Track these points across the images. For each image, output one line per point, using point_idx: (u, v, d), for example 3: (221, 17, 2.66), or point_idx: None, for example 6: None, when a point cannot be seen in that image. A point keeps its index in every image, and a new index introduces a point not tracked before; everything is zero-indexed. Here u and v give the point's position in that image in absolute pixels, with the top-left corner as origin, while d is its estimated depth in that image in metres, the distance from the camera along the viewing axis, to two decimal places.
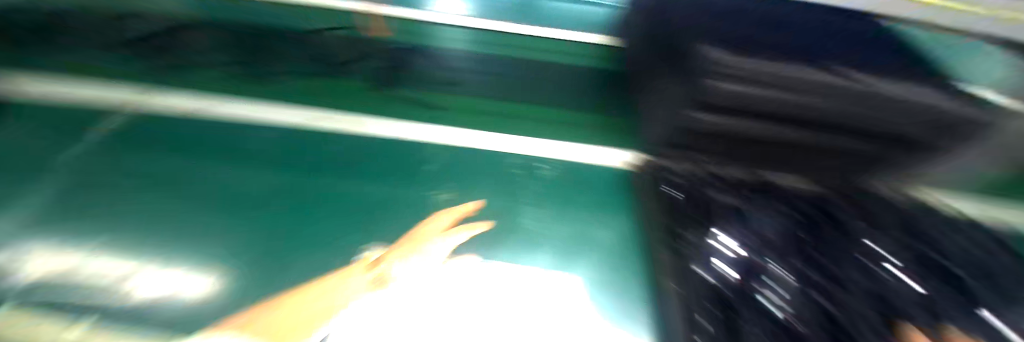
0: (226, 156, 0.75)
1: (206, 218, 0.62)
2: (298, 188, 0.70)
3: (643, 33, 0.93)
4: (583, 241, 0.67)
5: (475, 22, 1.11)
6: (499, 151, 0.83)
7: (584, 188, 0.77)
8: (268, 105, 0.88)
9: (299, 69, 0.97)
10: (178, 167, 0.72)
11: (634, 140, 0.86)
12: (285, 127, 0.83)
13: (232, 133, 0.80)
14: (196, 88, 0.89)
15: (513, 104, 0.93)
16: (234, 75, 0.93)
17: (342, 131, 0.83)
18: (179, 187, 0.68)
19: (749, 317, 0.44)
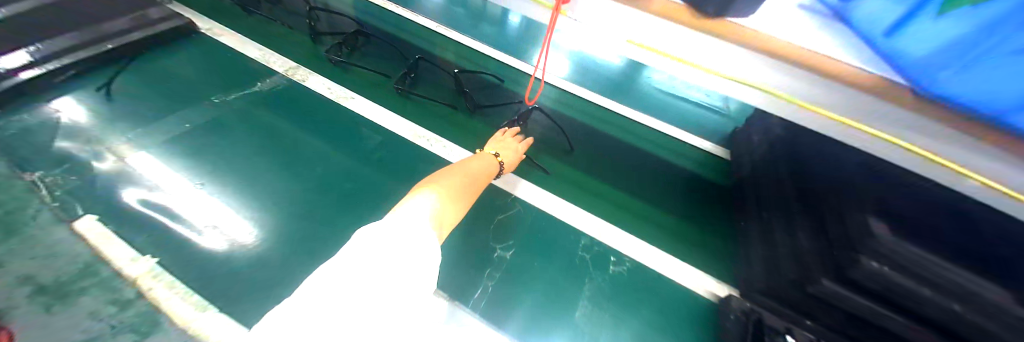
0: (351, 155, 0.89)
1: (315, 207, 0.78)
2: (382, 198, 0.81)
3: (765, 156, 0.86)
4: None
5: (587, 93, 1.14)
6: (574, 227, 0.80)
7: (651, 302, 0.70)
8: (387, 112, 1.00)
9: (440, 98, 1.06)
10: (310, 149, 0.89)
11: (717, 266, 0.78)
12: (393, 136, 0.94)
13: (353, 130, 0.95)
14: (343, 81, 1.07)
15: (601, 184, 0.90)
16: (383, 85, 1.08)
17: (435, 155, 0.91)
18: (305, 168, 0.85)
19: None
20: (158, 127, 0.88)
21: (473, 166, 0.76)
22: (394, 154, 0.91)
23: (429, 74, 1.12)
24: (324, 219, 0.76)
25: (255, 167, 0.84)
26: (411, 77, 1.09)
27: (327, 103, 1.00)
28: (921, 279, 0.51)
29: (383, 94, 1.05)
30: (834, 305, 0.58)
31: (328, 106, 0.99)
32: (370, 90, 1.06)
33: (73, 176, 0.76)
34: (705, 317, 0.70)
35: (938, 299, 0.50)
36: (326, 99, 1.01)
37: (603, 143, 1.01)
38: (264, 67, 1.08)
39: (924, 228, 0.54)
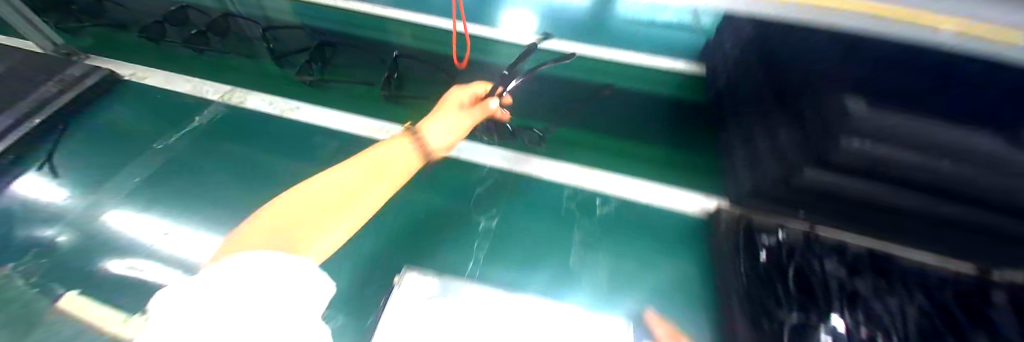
0: (312, 165, 0.85)
1: None
2: None
3: (748, 52, 0.79)
4: (624, 287, 0.63)
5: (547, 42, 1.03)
6: (555, 181, 0.79)
7: (644, 232, 0.70)
8: (345, 112, 0.96)
9: (433, 94, 0.99)
10: (274, 169, 0.85)
11: (705, 181, 0.78)
12: (357, 136, 0.90)
13: (313, 139, 0.90)
14: (293, 93, 1.02)
15: (576, 132, 0.88)
16: (332, 87, 1.02)
17: None
18: (272, 190, 0.81)
19: None
20: (105, 190, 0.81)
21: (389, 154, 0.70)
22: (353, 154, 0.86)
23: (412, 70, 1.04)
24: None
25: (219, 201, 0.79)
26: (396, 78, 1.00)
27: (275, 120, 0.95)
28: (909, 148, 0.47)
29: (335, 96, 1.00)
30: (821, 193, 0.56)
31: (278, 124, 0.94)
32: (321, 96, 1.01)
33: (44, 258, 0.70)
34: (699, 234, 0.70)
35: (925, 162, 0.46)
36: (272, 115, 0.96)
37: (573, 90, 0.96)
38: (198, 99, 1.01)
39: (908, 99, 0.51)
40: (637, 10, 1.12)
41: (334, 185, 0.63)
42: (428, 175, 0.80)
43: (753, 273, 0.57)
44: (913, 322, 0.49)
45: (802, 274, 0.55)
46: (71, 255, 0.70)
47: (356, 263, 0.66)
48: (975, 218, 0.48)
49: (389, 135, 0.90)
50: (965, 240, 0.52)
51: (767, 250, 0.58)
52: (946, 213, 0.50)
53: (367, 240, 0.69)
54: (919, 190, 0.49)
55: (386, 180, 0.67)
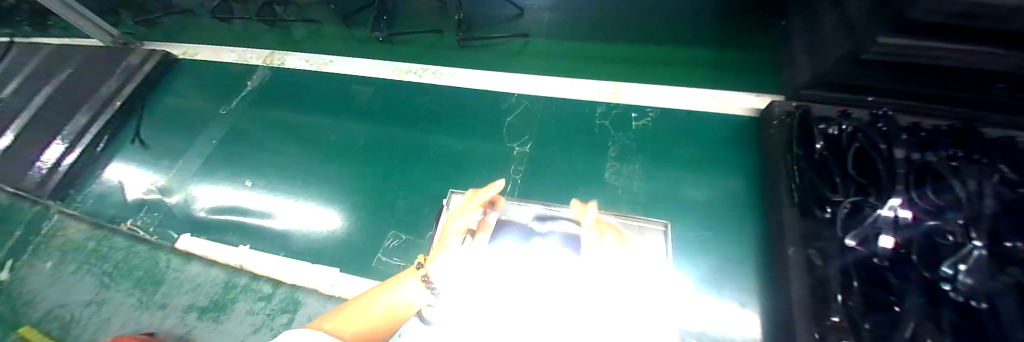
0: (354, 110, 0.90)
1: (343, 165, 0.81)
2: (397, 135, 0.83)
3: None
4: (668, 199, 0.63)
5: None
6: (584, 101, 0.77)
7: (685, 140, 0.70)
8: (374, 60, 0.98)
9: (508, 32, 0.89)
10: (320, 120, 0.91)
11: (749, 84, 0.74)
12: (392, 80, 0.92)
13: (352, 88, 0.95)
14: (325, 48, 1.05)
15: (615, 47, 0.83)
16: (362, 42, 1.01)
17: (427, 83, 0.89)
18: (323, 139, 0.87)
19: (906, 291, 0.42)
20: (187, 156, 0.91)
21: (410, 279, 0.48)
22: (389, 100, 0.89)
23: (480, 9, 0.91)
24: (356, 170, 0.79)
25: (280, 153, 0.87)
26: (465, 20, 0.92)
27: (314, 76, 1.00)
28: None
29: (393, 49, 0.98)
30: (890, 65, 0.51)
31: (314, 80, 0.99)
32: (350, 47, 1.02)
33: (156, 213, 0.81)
34: (745, 134, 0.68)
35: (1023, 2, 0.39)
36: (310, 70, 1.01)
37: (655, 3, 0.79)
38: (246, 65, 1.08)
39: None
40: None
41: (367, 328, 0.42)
42: (463, 109, 0.83)
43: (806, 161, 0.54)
44: (993, 188, 0.44)
45: (864, 160, 0.51)
46: (173, 209, 0.81)
47: (412, 194, 0.72)
48: None
49: (418, 77, 0.91)
50: None
51: (825, 136, 0.55)
52: None
53: (419, 173, 0.75)
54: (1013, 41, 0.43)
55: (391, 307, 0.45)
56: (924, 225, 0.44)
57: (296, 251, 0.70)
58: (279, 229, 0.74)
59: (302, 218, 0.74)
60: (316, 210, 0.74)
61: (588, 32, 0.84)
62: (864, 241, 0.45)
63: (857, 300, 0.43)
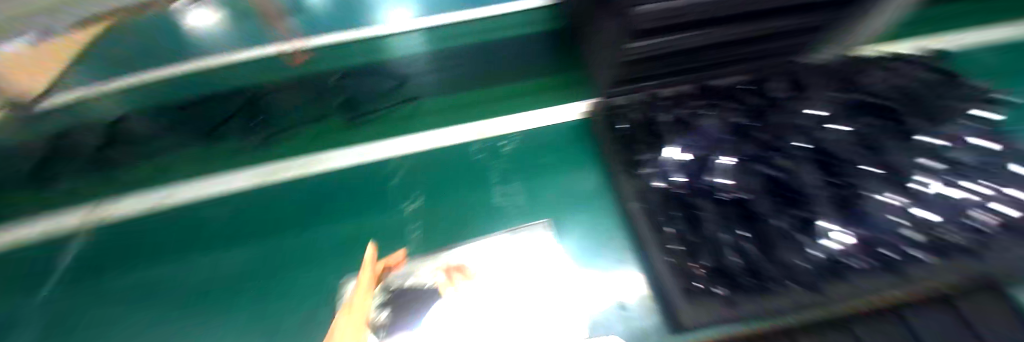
0: (206, 237, 0.77)
1: (207, 308, 0.67)
2: (274, 247, 0.73)
3: None
4: (550, 200, 0.75)
5: (440, 12, 0.94)
6: (458, 144, 0.86)
7: (548, 151, 0.83)
8: (219, 172, 0.85)
9: (395, 99, 0.93)
10: (159, 267, 0.73)
11: (579, 92, 0.93)
12: (249, 187, 0.82)
13: (196, 212, 0.80)
14: (145, 177, 0.85)
15: (480, 92, 0.94)
16: (201, 156, 0.86)
17: (286, 177, 0.82)
18: (168, 288, 0.70)
19: (703, 205, 0.58)
20: None
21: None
22: (250, 212, 0.79)
23: (364, 85, 0.92)
24: (230, 304, 0.67)
25: (99, 334, 0.66)
26: (351, 100, 0.92)
27: (137, 216, 0.80)
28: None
29: (246, 153, 0.87)
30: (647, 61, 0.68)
31: (133, 224, 0.79)
32: (184, 167, 0.85)
33: None
34: (586, 131, 0.85)
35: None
36: (129, 209, 0.81)
37: (515, 48, 0.93)
38: (14, 238, 0.79)
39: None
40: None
41: None
42: (343, 191, 0.79)
43: (620, 140, 0.72)
44: (724, 120, 0.65)
45: (649, 127, 0.70)
46: None
47: (308, 301, 0.65)
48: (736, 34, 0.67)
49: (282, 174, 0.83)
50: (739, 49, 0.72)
51: (625, 118, 0.73)
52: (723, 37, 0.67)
53: (313, 275, 0.69)
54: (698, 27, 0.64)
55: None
56: (694, 156, 0.63)
57: None
58: None
59: None
60: None
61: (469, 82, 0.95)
62: (666, 181, 0.63)
63: (680, 226, 0.58)
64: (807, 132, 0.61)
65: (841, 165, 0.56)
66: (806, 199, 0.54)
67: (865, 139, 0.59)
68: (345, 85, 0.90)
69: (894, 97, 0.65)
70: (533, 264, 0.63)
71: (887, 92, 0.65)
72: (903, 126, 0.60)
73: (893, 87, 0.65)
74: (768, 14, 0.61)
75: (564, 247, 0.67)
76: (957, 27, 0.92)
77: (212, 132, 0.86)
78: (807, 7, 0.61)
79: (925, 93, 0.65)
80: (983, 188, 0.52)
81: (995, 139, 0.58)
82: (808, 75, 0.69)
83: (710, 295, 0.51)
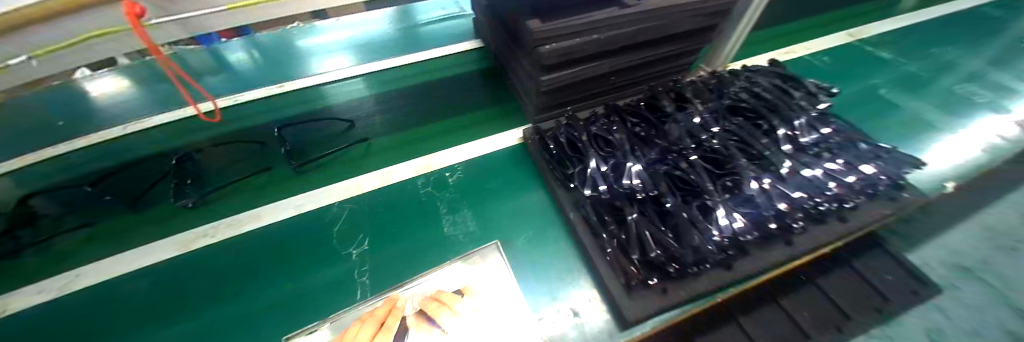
0: (113, 323, 0.67)
1: None
2: (208, 315, 0.67)
3: (492, 22, 1.06)
4: (499, 221, 0.79)
5: (374, 66, 1.18)
6: (405, 181, 0.88)
7: (490, 177, 0.88)
8: (139, 246, 0.77)
9: (345, 142, 0.97)
10: None
11: (514, 121, 1.02)
12: (180, 255, 0.76)
13: (111, 293, 0.71)
14: (46, 264, 0.75)
15: (418, 130, 1.01)
16: (121, 231, 0.79)
17: (223, 239, 0.78)
18: None
19: (626, 206, 0.64)
20: None
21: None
22: (178, 283, 0.72)
23: (305, 136, 0.99)
24: None
25: None
26: (294, 151, 0.95)
27: (17, 319, 0.67)
28: (578, 33, 0.73)
29: (175, 220, 0.81)
30: (560, 88, 0.82)
31: (8, 329, 0.66)
32: (98, 247, 0.77)
33: None
34: (523, 156, 0.92)
35: (585, 40, 0.74)
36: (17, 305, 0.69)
37: (436, 94, 1.11)
38: None
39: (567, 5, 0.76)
40: (408, 38, 1.32)
41: None
42: (286, 244, 0.77)
43: (552, 159, 0.79)
44: (630, 131, 0.76)
45: (573, 143, 0.76)
46: None
47: None
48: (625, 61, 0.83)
49: (213, 237, 0.78)
50: (631, 74, 0.88)
51: (552, 138, 0.80)
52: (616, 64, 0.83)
53: (256, 339, 0.64)
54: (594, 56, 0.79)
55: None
56: (612, 164, 0.70)
57: None
58: None
59: None
60: None
61: (405, 121, 1.03)
62: (593, 188, 0.67)
63: (611, 227, 0.64)
64: (696, 134, 0.73)
65: (722, 156, 0.69)
66: (700, 190, 0.65)
67: (736, 135, 0.73)
68: (286, 136, 0.98)
69: (756, 99, 0.80)
70: (484, 289, 0.68)
71: (747, 95, 0.80)
72: (768, 123, 0.75)
73: (751, 91, 0.82)
74: (636, 48, 0.83)
75: (517, 265, 0.71)
76: (780, 51, 1.22)
77: (134, 203, 0.84)
78: (662, 41, 0.84)
79: (777, 97, 0.79)
80: (816, 170, 0.67)
81: (825, 123, 0.76)
82: (691, 89, 0.84)
83: (645, 289, 0.59)
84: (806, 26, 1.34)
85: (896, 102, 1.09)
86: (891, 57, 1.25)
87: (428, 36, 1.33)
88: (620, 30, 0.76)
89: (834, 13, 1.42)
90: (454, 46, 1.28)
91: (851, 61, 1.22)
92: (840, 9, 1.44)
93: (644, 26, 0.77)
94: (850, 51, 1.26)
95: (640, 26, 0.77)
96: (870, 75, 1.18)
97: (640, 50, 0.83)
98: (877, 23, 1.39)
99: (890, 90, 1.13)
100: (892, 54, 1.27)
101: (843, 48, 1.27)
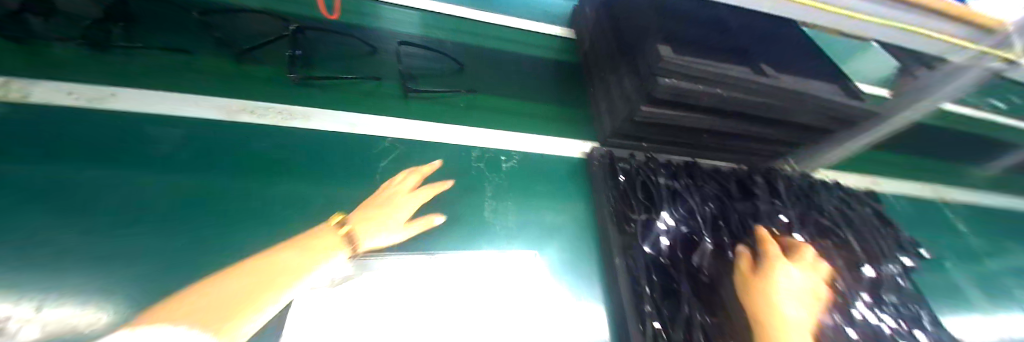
0: (117, 157, 0.62)
1: (94, 237, 0.52)
2: (217, 188, 0.62)
3: (598, 22, 0.99)
4: (537, 227, 0.74)
5: (442, 8, 1.12)
6: (454, 145, 0.83)
7: (539, 180, 0.83)
8: (178, 92, 0.72)
9: (455, 86, 0.95)
10: (46, 171, 0.57)
11: (583, 130, 0.95)
12: (215, 121, 0.71)
13: (131, 124, 0.66)
14: (76, 65, 0.70)
15: (487, 98, 0.95)
16: (166, 67, 0.75)
17: (264, 124, 0.73)
18: (53, 196, 0.55)
19: (682, 279, 0.60)
20: None
21: (293, 262, 0.53)
22: (200, 144, 0.67)
23: (417, 62, 0.97)
24: (124, 240, 0.53)
25: None
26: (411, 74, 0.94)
27: (25, 109, 0.63)
28: (703, 81, 0.66)
29: (223, 81, 0.77)
30: (652, 126, 0.74)
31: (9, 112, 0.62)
32: (135, 72, 0.73)
33: None
34: (577, 173, 0.86)
35: (708, 91, 0.66)
36: (26, 94, 0.64)
37: (509, 69, 1.04)
38: None
39: (702, 48, 0.70)
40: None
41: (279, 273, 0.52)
42: (322, 154, 0.72)
43: (616, 191, 0.72)
44: (707, 201, 0.71)
45: (646, 188, 0.71)
46: None
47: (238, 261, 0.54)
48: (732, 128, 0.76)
49: (256, 117, 0.73)
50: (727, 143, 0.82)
51: (624, 172, 0.75)
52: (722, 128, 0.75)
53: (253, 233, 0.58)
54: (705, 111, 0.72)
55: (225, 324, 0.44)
56: (681, 229, 0.66)
57: None
58: None
59: None
60: None
61: (469, 82, 0.97)
62: (653, 245, 0.63)
63: (657, 292, 0.59)
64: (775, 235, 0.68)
65: None
66: None
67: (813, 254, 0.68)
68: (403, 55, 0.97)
69: (844, 224, 0.75)
70: (500, 287, 0.62)
71: (837, 217, 0.76)
72: (852, 255, 0.69)
73: (841, 215, 0.77)
74: (748, 120, 0.76)
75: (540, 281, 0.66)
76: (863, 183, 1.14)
77: (241, 54, 0.83)
78: (774, 123, 0.77)
79: (870, 232, 0.74)
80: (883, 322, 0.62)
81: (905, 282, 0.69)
82: (783, 185, 0.78)
83: None
84: (893, 168, 1.27)
85: (969, 286, 0.98)
86: (977, 237, 1.15)
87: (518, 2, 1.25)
88: (747, 96, 0.69)
89: (930, 167, 1.32)
90: (545, 29, 1.19)
91: (931, 224, 1.13)
92: (937, 165, 1.34)
93: (771, 102, 0.70)
94: (933, 213, 1.17)
95: (767, 102, 0.70)
96: (948, 245, 1.08)
97: (751, 124, 0.77)
98: (973, 197, 1.28)
99: (965, 271, 1.03)
100: (979, 233, 1.16)
101: (926, 206, 1.18)
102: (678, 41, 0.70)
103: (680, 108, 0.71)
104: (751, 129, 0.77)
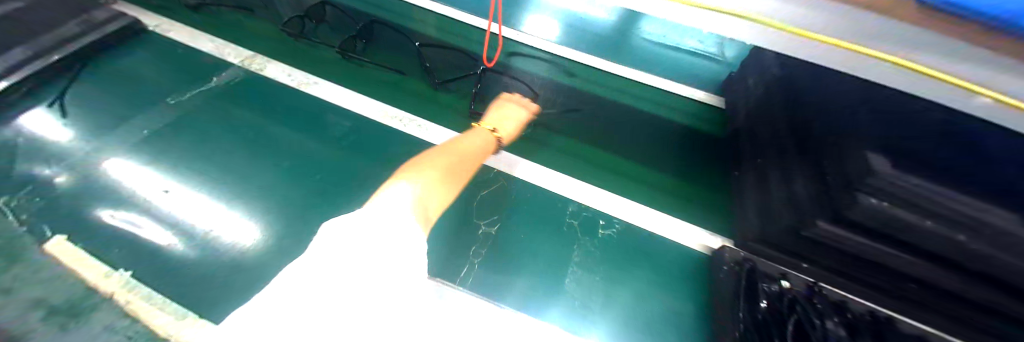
0: (319, 141, 0.90)
1: (309, 190, 0.81)
2: (365, 175, 0.84)
3: (762, 94, 0.80)
4: (610, 306, 0.66)
5: (571, 53, 1.06)
6: (560, 195, 0.79)
7: (642, 262, 0.72)
8: (372, 99, 0.99)
9: (589, 139, 0.90)
10: (294, 140, 0.90)
11: (708, 219, 0.78)
12: (376, 122, 0.94)
13: (334, 116, 0.95)
14: (322, 70, 1.05)
15: (604, 153, 0.88)
16: (364, 74, 1.04)
17: (405, 131, 0.92)
18: (294, 157, 0.87)
19: None
20: (92, 154, 0.82)
21: (459, 150, 0.66)
22: (363, 138, 0.91)
23: (555, 104, 0.96)
24: (316, 195, 0.80)
25: (232, 159, 0.85)
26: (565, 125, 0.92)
27: (290, 95, 0.99)
28: (933, 217, 0.47)
29: (396, 96, 1.00)
30: (830, 248, 0.54)
31: (283, 97, 0.98)
32: (349, 79, 1.03)
33: (38, 197, 0.75)
34: (696, 271, 0.72)
35: (939, 231, 0.46)
36: (290, 87, 1.01)
37: (643, 125, 0.94)
38: (220, 60, 1.06)
39: (943, 169, 0.50)
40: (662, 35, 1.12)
41: (450, 160, 0.62)
42: None
43: (753, 319, 0.57)
44: None
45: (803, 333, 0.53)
46: (78, 209, 0.74)
47: None
48: (982, 296, 0.49)
49: (400, 124, 0.93)
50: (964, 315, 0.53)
51: (770, 299, 0.58)
52: (960, 290, 0.50)
53: None
54: (927, 255, 0.49)
55: (435, 187, 0.54)
56: None
57: (185, 289, 0.67)
58: (187, 249, 0.71)
59: (221, 228, 0.73)
60: (229, 227, 0.74)
61: (600, 137, 0.90)
62: None
63: None
64: None
65: None
66: None
67: None
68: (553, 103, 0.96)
69: None
70: None
71: None
72: None
73: None
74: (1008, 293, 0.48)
75: None
76: None
77: (443, 84, 1.00)
78: None
79: None
80: None
81: None
82: None
83: None
84: None
85: None
86: None
87: (684, 47, 1.10)
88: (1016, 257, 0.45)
89: None
90: (690, 91, 1.00)
91: None
92: None
93: None
94: None
95: None
96: None
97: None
98: None
99: None
100: None
101: None
102: (902, 150, 0.52)
103: (884, 239, 0.50)
104: (1003, 305, 0.49)
